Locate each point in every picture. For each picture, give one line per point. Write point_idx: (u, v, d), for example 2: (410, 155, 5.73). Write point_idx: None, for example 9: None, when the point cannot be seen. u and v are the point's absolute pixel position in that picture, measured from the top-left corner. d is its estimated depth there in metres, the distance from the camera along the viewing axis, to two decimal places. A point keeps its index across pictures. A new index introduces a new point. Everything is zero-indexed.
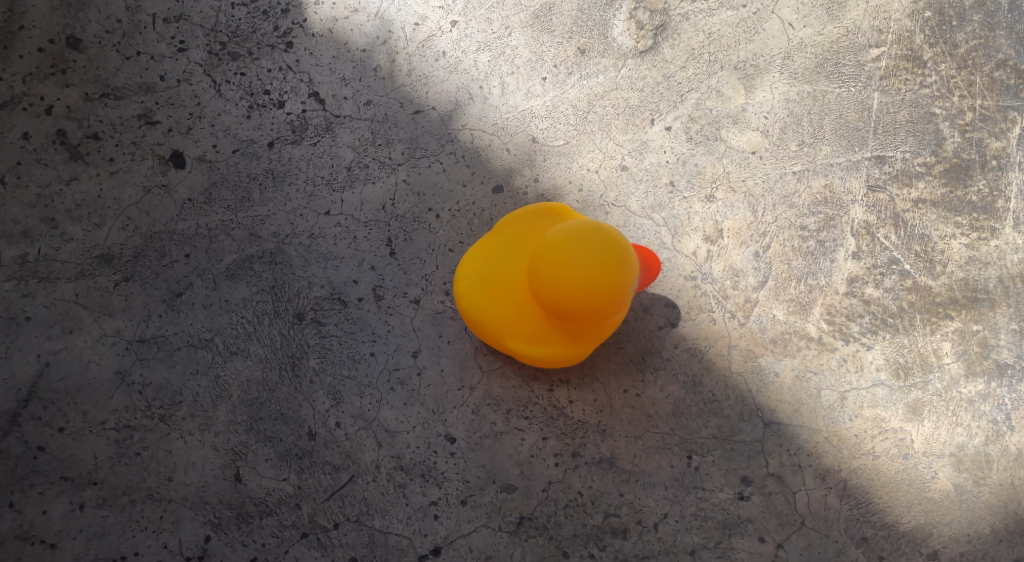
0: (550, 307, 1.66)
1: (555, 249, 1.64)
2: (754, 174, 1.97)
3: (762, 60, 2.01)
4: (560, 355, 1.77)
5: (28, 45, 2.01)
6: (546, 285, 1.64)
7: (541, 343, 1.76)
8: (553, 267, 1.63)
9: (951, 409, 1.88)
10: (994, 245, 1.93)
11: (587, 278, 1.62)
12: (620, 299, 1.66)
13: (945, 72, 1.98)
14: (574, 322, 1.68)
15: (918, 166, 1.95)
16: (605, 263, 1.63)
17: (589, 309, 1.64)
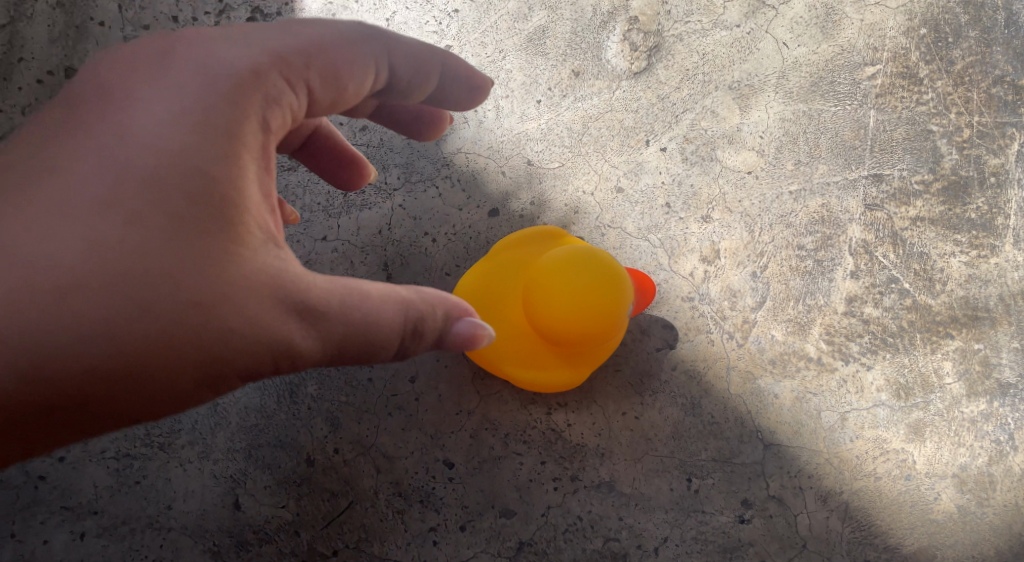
0: (545, 331, 1.66)
1: (548, 272, 1.64)
2: (750, 196, 1.93)
3: (756, 80, 1.94)
4: (558, 380, 1.76)
5: (27, 77, 1.94)
6: (540, 308, 1.64)
7: (539, 369, 1.75)
8: (546, 292, 1.63)
9: (953, 429, 1.87)
10: (994, 263, 1.89)
11: (581, 301, 1.61)
12: (615, 322, 1.65)
13: (942, 89, 1.90)
14: (569, 346, 1.68)
15: (916, 185, 1.90)
16: (598, 288, 1.62)
17: (584, 333, 1.63)
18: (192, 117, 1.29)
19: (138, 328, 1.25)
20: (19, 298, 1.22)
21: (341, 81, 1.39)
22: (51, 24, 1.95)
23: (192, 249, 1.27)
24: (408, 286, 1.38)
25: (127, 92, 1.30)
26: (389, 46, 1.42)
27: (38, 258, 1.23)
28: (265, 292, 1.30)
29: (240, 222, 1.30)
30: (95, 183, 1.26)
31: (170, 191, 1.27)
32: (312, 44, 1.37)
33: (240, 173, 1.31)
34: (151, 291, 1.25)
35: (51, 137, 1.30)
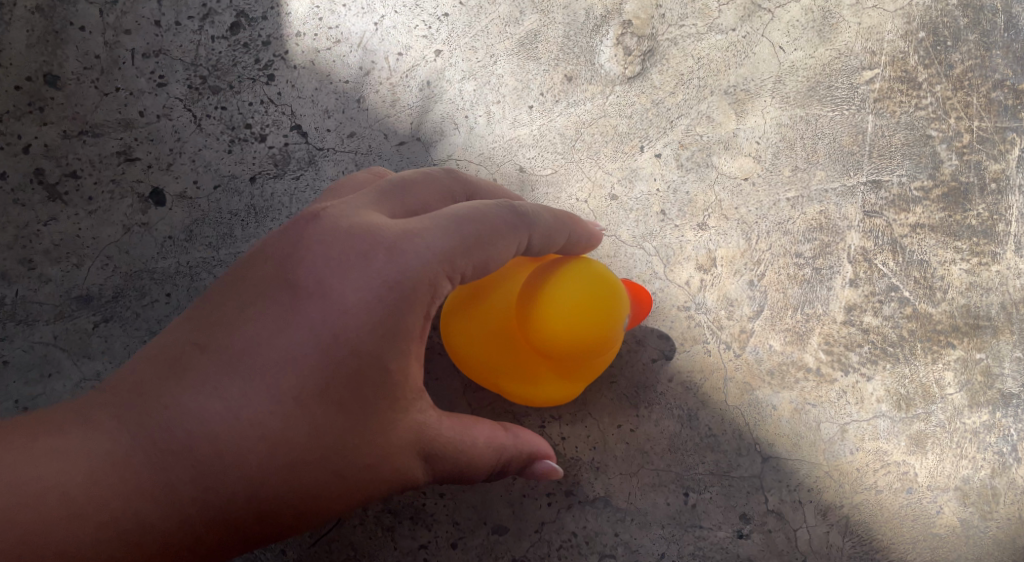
0: (535, 348, 1.62)
1: (539, 286, 1.59)
2: (747, 202, 1.88)
3: (752, 84, 1.89)
4: (548, 392, 1.73)
5: (5, 83, 1.91)
6: (530, 323, 1.59)
7: (528, 381, 1.72)
8: (535, 309, 1.58)
9: (955, 441, 1.83)
10: (996, 270, 1.85)
11: (573, 319, 1.56)
12: (608, 341, 1.61)
13: (941, 94, 1.85)
14: (561, 362, 1.63)
15: (915, 191, 1.86)
16: (589, 306, 1.57)
17: (573, 352, 1.59)
18: (386, 321, 1.40)
19: (293, 486, 1.39)
20: (211, 471, 1.36)
21: (489, 270, 1.49)
22: (30, 30, 1.92)
23: (360, 427, 1.40)
24: (510, 436, 1.56)
25: (323, 286, 1.40)
26: (528, 231, 1.54)
27: (244, 437, 1.37)
28: (416, 451, 1.45)
29: (411, 398, 1.44)
30: (296, 377, 1.38)
31: (335, 376, 1.39)
32: (475, 243, 1.46)
33: (411, 368, 1.42)
34: (322, 470, 1.40)
35: (258, 314, 1.41)
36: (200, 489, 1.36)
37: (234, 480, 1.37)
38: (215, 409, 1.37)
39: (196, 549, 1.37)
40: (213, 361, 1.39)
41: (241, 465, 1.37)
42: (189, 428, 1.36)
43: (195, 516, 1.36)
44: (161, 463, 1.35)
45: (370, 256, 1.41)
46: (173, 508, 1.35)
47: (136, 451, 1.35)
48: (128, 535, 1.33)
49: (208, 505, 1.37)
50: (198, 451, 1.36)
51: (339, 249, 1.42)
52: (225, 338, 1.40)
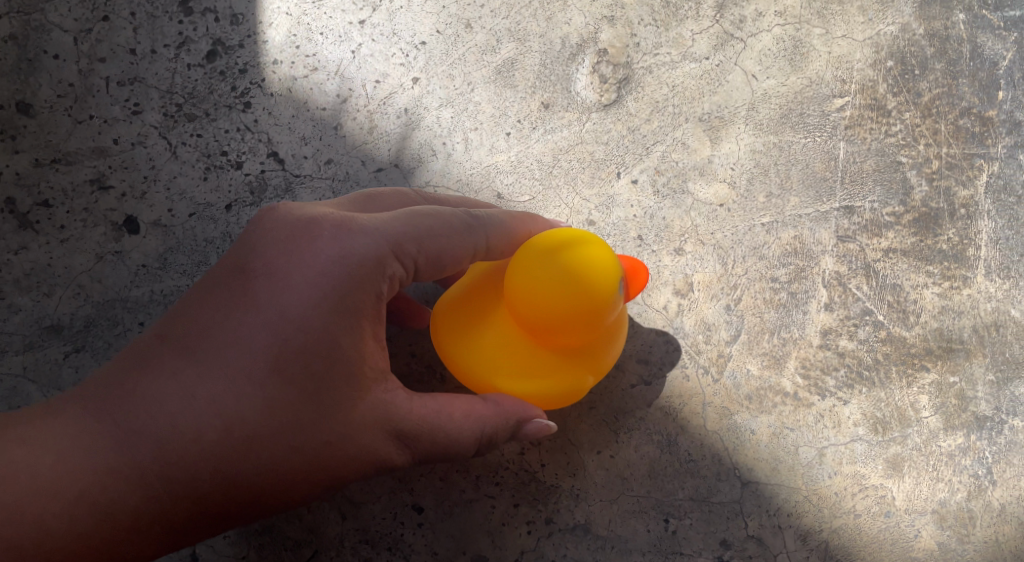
0: (529, 324, 1.48)
1: (524, 252, 1.48)
2: (722, 228, 1.90)
3: (726, 111, 1.90)
4: (553, 387, 1.55)
5: None
6: (520, 290, 1.47)
7: (530, 377, 1.54)
8: (523, 278, 1.46)
9: (931, 464, 1.85)
10: (967, 294, 1.88)
11: (566, 284, 1.44)
12: (608, 301, 1.47)
13: (910, 121, 1.87)
14: (555, 335, 1.48)
15: (886, 216, 1.88)
16: (577, 267, 1.45)
17: (569, 319, 1.45)
18: (334, 301, 1.44)
19: (254, 467, 1.44)
20: (170, 450, 1.43)
21: (445, 261, 1.53)
22: (3, 58, 1.90)
23: (313, 406, 1.44)
24: (487, 404, 1.52)
25: (269, 268, 1.46)
26: (486, 228, 1.55)
27: (202, 417, 1.44)
28: (380, 431, 1.47)
29: (370, 379, 1.47)
30: (248, 362, 1.44)
31: (286, 359, 1.44)
32: (426, 231, 1.51)
33: (365, 347, 1.46)
34: (279, 447, 1.45)
35: (213, 301, 1.47)
36: (161, 466, 1.43)
37: (194, 456, 1.43)
38: (174, 390, 1.44)
39: (167, 524, 1.45)
40: (172, 345, 1.47)
41: (199, 440, 1.44)
42: (150, 410, 1.44)
43: (159, 492, 1.44)
44: (124, 442, 1.44)
45: (314, 239, 1.46)
46: (137, 484, 1.43)
47: (102, 430, 1.44)
48: (95, 509, 1.43)
49: (173, 481, 1.44)
50: (158, 430, 1.44)
51: (285, 233, 1.48)
52: (183, 326, 1.47)
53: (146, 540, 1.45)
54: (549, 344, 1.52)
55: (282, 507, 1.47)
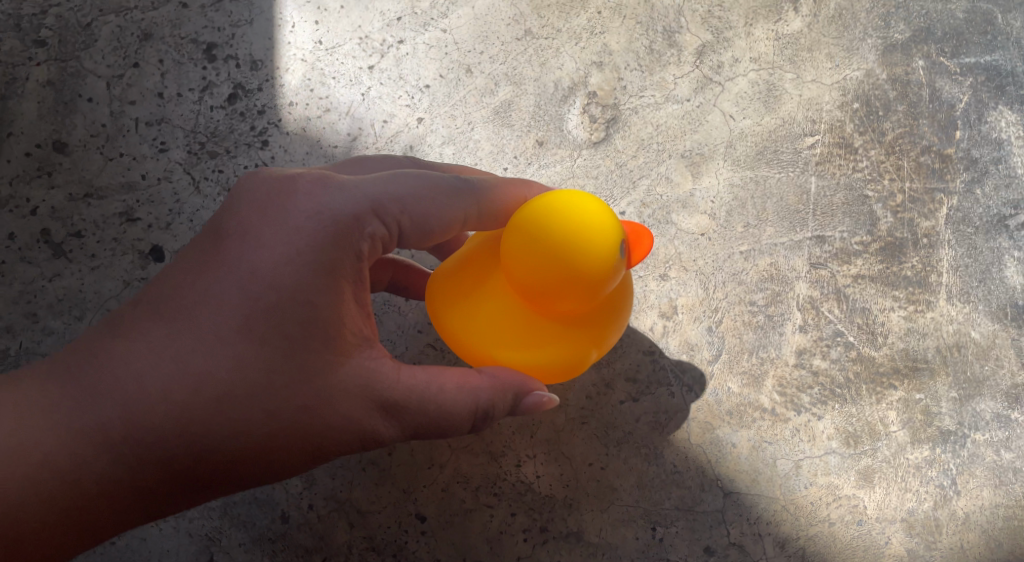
0: (523, 291, 1.48)
1: (518, 219, 1.48)
2: (704, 255, 2.04)
3: (706, 149, 2.04)
4: (551, 358, 1.55)
5: (16, 150, 2.03)
6: (519, 261, 1.46)
7: (529, 348, 1.54)
8: (516, 245, 1.46)
9: (900, 475, 1.99)
10: (931, 317, 2.02)
11: (557, 249, 1.43)
12: (610, 273, 1.45)
13: (875, 158, 2.01)
14: (550, 303, 1.47)
15: (855, 245, 2.02)
16: (567, 232, 1.44)
17: (562, 284, 1.44)
18: (309, 259, 1.48)
19: (228, 426, 1.48)
20: (143, 410, 1.47)
21: (430, 225, 1.56)
22: (41, 101, 2.04)
23: (288, 366, 1.48)
24: (482, 377, 1.54)
25: (243, 228, 1.50)
26: (477, 191, 1.57)
27: (175, 377, 1.48)
28: (359, 394, 1.50)
29: (348, 340, 1.51)
30: (222, 321, 1.48)
31: (261, 319, 1.48)
32: (408, 194, 1.54)
33: (342, 307, 1.50)
34: (252, 406, 1.48)
35: (189, 264, 1.51)
36: (130, 426, 1.47)
37: (166, 415, 1.47)
38: (146, 351, 1.48)
39: (137, 487, 1.49)
40: (146, 307, 1.51)
41: (170, 400, 1.47)
42: (121, 372, 1.48)
43: (131, 451, 1.47)
44: (94, 403, 1.47)
45: (290, 198, 1.51)
46: (105, 446, 1.47)
47: (71, 392, 1.48)
48: (66, 472, 1.47)
49: (143, 442, 1.47)
50: (128, 390, 1.47)
51: (260, 195, 1.52)
52: (159, 289, 1.51)
53: (115, 503, 1.49)
54: (549, 315, 1.51)
55: (258, 468, 1.50)
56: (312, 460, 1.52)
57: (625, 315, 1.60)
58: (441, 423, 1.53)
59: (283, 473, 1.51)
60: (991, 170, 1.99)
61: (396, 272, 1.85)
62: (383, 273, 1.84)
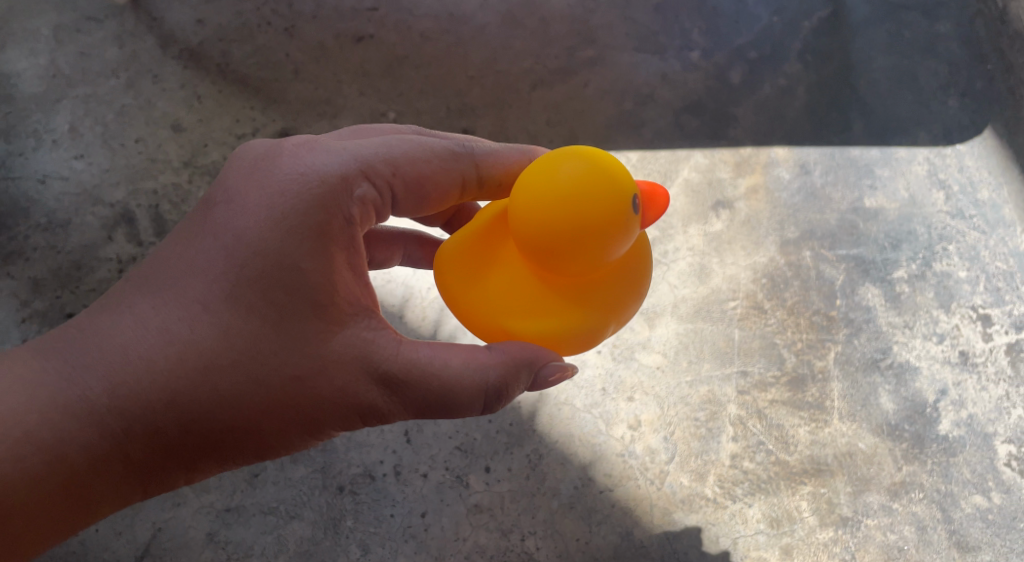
0: (534, 247, 1.70)
1: (533, 177, 1.71)
2: (660, 384, 2.66)
3: (658, 307, 2.69)
4: (559, 320, 1.78)
5: None
6: (535, 215, 1.69)
7: (538, 314, 1.78)
8: (529, 203, 1.70)
9: (814, 550, 2.56)
10: (829, 430, 2.64)
11: (568, 202, 1.67)
12: (617, 230, 1.68)
13: (780, 316, 2.69)
14: (559, 259, 1.70)
15: (770, 377, 2.66)
16: (579, 187, 1.68)
17: (570, 238, 1.67)
18: (295, 225, 1.70)
19: (214, 390, 1.70)
20: (132, 377, 1.69)
21: (427, 185, 1.83)
22: None
23: (273, 329, 1.70)
24: (492, 353, 1.77)
25: (228, 197, 1.72)
26: (471, 154, 1.86)
27: (161, 344, 1.70)
28: (344, 358, 1.73)
29: (334, 309, 1.72)
30: (209, 291, 1.70)
31: (247, 289, 1.70)
32: (401, 157, 1.80)
33: (325, 273, 1.71)
34: (236, 373, 1.70)
35: (178, 240, 1.73)
36: (116, 397, 1.69)
37: (154, 381, 1.69)
38: (134, 324, 1.71)
39: (126, 457, 1.71)
40: (135, 284, 1.73)
41: (156, 369, 1.69)
42: (110, 344, 1.70)
43: (119, 419, 1.69)
44: (83, 375, 1.69)
45: (274, 165, 1.72)
46: (90, 420, 1.68)
47: (62, 367, 1.69)
48: (52, 450, 1.67)
49: (132, 408, 1.69)
50: (116, 362, 1.69)
51: (246, 166, 1.74)
52: (149, 266, 1.74)
53: (104, 473, 1.71)
54: (565, 275, 1.75)
55: (244, 429, 1.72)
56: (297, 423, 1.73)
57: (638, 279, 1.84)
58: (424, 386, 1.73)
59: (271, 434, 1.73)
60: (863, 326, 2.69)
61: (406, 247, 2.25)
62: (394, 250, 2.23)
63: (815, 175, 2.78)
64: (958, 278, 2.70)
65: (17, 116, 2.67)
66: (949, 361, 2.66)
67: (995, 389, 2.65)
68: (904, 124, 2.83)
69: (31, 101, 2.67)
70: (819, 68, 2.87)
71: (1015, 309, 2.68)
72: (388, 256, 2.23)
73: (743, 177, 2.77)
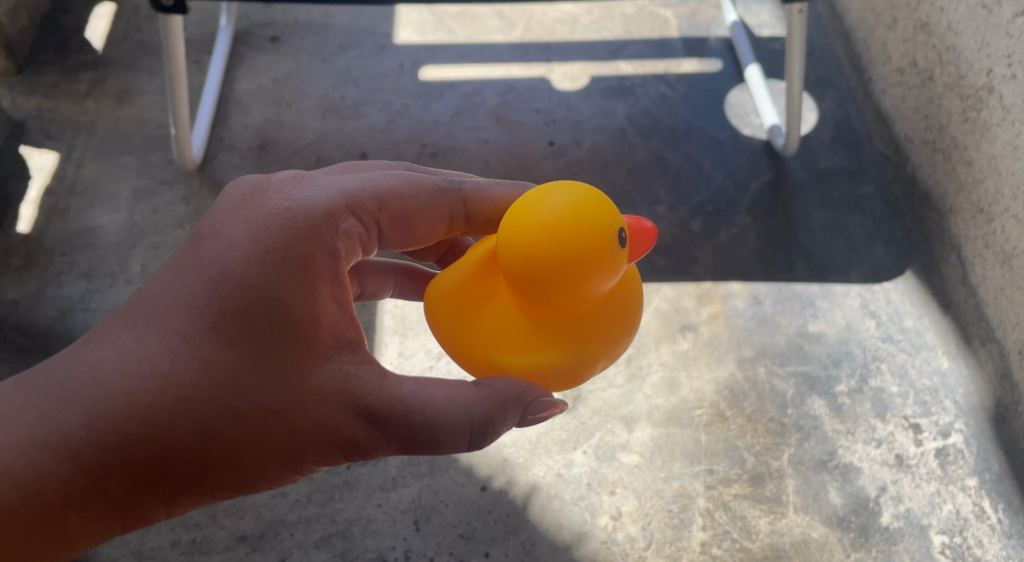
0: (523, 281, 1.89)
1: (521, 215, 1.90)
2: (638, 481, 2.99)
3: (636, 414, 3.09)
4: (545, 355, 2.00)
5: None
6: (524, 254, 1.88)
7: (526, 349, 2.00)
8: (519, 239, 1.88)
9: None
10: (786, 521, 2.94)
11: (554, 238, 1.86)
12: (601, 264, 1.88)
13: (741, 423, 3.09)
14: (546, 293, 1.89)
15: (733, 474, 3.01)
16: (565, 223, 1.87)
17: (558, 269, 1.86)
18: (273, 261, 1.91)
19: (193, 422, 1.91)
20: (117, 410, 1.90)
21: (412, 218, 2.06)
22: None
23: (251, 363, 1.91)
24: (478, 389, 1.95)
25: (212, 240, 1.95)
26: (459, 190, 2.09)
27: (146, 378, 1.91)
28: (319, 389, 1.92)
29: (309, 343, 1.92)
30: (191, 329, 1.92)
31: (227, 327, 1.91)
32: (387, 193, 2.04)
33: (300, 309, 1.91)
34: (213, 405, 1.91)
35: (167, 281, 1.96)
36: (97, 432, 1.89)
37: (136, 414, 1.90)
38: (121, 361, 1.93)
39: (105, 488, 1.91)
40: (124, 322, 1.95)
41: (137, 403, 1.90)
42: (97, 381, 1.91)
43: (101, 450, 1.89)
44: (69, 410, 1.90)
45: (255, 210, 1.95)
46: (71, 453, 1.88)
47: (48, 400, 1.90)
48: (35, 481, 1.87)
49: (113, 436, 1.89)
50: (102, 396, 1.90)
51: (232, 209, 1.97)
52: (139, 305, 1.96)
53: (83, 503, 1.90)
54: (552, 306, 1.94)
55: (220, 456, 1.92)
56: (271, 450, 1.92)
57: (623, 312, 2.07)
58: (397, 415, 1.91)
59: (245, 461, 1.93)
60: (812, 431, 3.09)
61: (396, 280, 2.44)
62: (386, 283, 2.43)
63: (765, 304, 3.29)
64: (890, 392, 3.16)
65: (98, 257, 3.34)
66: (887, 463, 3.04)
67: (927, 486, 3.00)
68: (837, 266, 3.39)
69: (111, 248, 3.37)
70: (765, 220, 3.48)
71: (941, 419, 3.11)
72: (379, 288, 2.42)
73: (705, 305, 3.29)
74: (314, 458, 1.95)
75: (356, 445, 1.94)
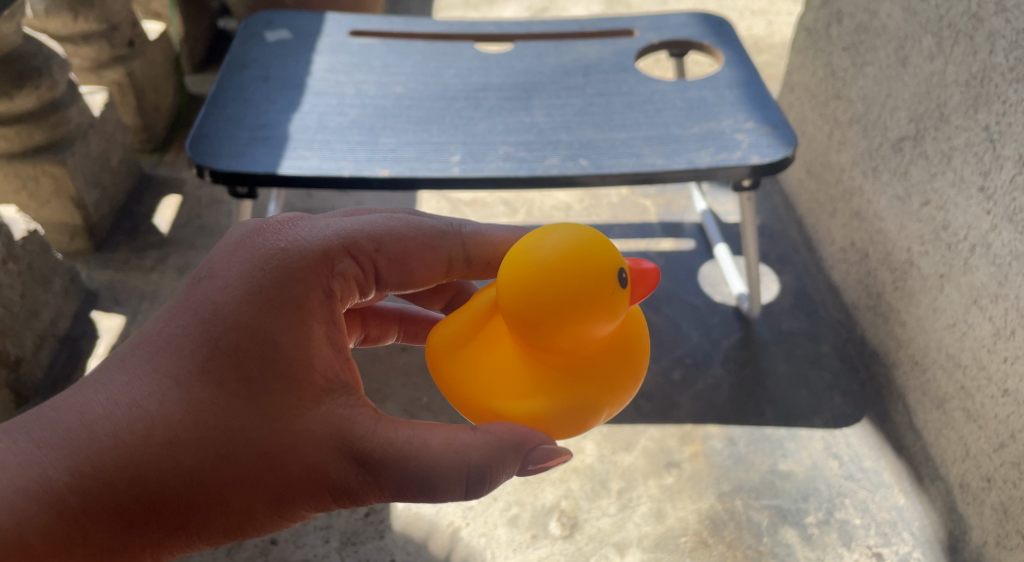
0: (521, 316, 2.25)
1: (522, 256, 2.27)
2: None
3: (627, 541, 3.47)
4: (539, 399, 2.33)
5: None
6: (522, 295, 2.24)
7: (522, 396, 2.33)
8: (520, 276, 2.25)
9: None
10: None
11: (549, 275, 2.23)
12: (591, 299, 2.22)
13: (722, 550, 3.45)
14: (541, 328, 2.24)
15: None
16: (562, 259, 2.23)
17: (551, 302, 2.22)
18: (265, 304, 2.16)
19: (182, 464, 2.10)
20: (108, 451, 2.07)
21: (411, 260, 2.39)
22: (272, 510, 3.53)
23: (241, 405, 2.12)
24: (478, 434, 2.19)
25: (209, 284, 2.18)
26: (459, 234, 2.44)
27: (138, 421, 2.10)
28: (306, 429, 2.14)
29: (297, 384, 2.15)
30: (185, 371, 2.13)
31: (220, 369, 2.13)
32: (386, 237, 2.35)
33: (291, 350, 2.15)
34: (201, 445, 2.11)
35: (162, 325, 2.17)
36: (86, 474, 2.06)
37: (126, 455, 2.08)
38: (113, 403, 2.11)
39: (91, 531, 2.07)
40: (120, 364, 2.15)
41: (127, 444, 2.08)
42: (88, 424, 2.09)
43: (90, 492, 2.06)
44: (60, 453, 2.06)
45: (249, 255, 2.20)
46: (60, 494, 2.04)
47: (31, 447, 2.06)
48: (22, 525, 2.02)
49: (99, 479, 2.06)
50: (92, 439, 2.08)
51: (228, 253, 2.22)
52: (134, 348, 2.17)
53: (68, 546, 2.05)
54: (547, 346, 2.29)
55: (206, 496, 2.11)
56: (257, 491, 2.13)
57: (616, 361, 2.39)
58: (390, 459, 2.14)
59: (229, 500, 2.12)
60: (786, 558, 3.44)
61: (400, 325, 2.80)
62: (391, 327, 2.80)
63: (739, 445, 3.75)
64: (854, 523, 3.52)
65: None
66: None
67: None
68: (803, 413, 3.86)
69: None
70: (736, 372, 4.00)
71: (901, 548, 3.45)
72: (384, 332, 2.79)
73: (687, 445, 3.75)
74: (302, 497, 2.15)
75: (346, 485, 2.16)
